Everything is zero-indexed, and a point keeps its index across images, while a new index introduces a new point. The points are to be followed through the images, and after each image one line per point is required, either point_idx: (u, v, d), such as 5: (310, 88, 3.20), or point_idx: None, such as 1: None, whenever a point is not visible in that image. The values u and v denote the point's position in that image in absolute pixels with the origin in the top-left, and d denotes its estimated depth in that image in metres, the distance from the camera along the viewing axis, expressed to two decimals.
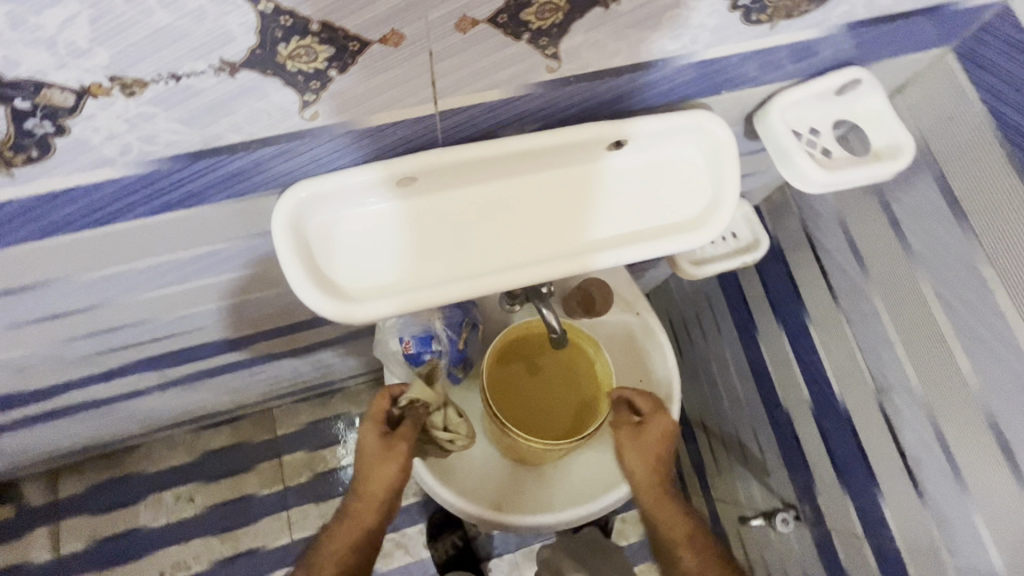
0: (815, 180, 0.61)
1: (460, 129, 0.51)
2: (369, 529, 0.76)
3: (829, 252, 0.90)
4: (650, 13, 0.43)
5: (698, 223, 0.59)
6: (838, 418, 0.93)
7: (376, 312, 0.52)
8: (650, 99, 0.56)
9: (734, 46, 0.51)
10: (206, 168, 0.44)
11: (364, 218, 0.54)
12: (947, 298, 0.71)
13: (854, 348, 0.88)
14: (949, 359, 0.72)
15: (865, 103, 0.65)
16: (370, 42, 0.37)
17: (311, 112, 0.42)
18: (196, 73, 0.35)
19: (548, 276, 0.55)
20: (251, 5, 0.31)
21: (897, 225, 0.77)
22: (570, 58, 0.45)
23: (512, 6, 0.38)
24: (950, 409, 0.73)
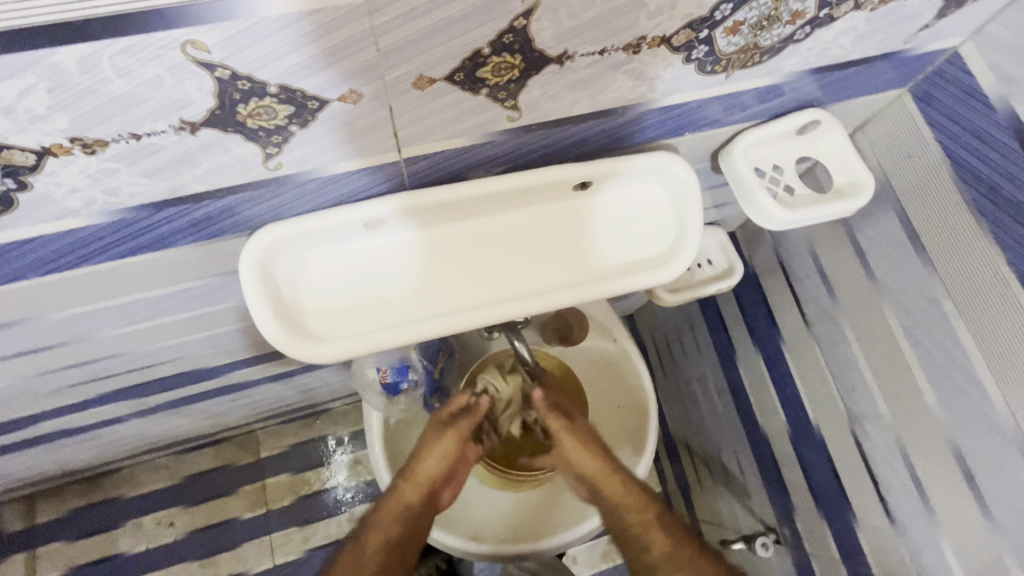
0: (776, 217, 0.63)
1: (427, 173, 0.52)
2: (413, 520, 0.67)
3: (802, 279, 0.91)
4: (606, 67, 0.44)
5: (663, 260, 0.60)
6: (815, 443, 0.94)
7: (346, 353, 0.53)
8: (615, 142, 0.58)
9: (693, 93, 0.53)
10: (172, 215, 0.45)
11: (333, 258, 0.55)
12: (911, 327, 0.73)
13: (827, 374, 0.89)
14: (915, 389, 0.73)
15: (826, 141, 0.67)
16: (329, 100, 0.38)
17: (275, 163, 0.43)
18: (157, 132, 0.36)
19: (514, 314, 0.56)
20: (208, 73, 0.33)
21: (863, 255, 0.79)
22: (529, 108, 0.46)
23: (468, 66, 0.39)
24: (917, 437, 0.74)
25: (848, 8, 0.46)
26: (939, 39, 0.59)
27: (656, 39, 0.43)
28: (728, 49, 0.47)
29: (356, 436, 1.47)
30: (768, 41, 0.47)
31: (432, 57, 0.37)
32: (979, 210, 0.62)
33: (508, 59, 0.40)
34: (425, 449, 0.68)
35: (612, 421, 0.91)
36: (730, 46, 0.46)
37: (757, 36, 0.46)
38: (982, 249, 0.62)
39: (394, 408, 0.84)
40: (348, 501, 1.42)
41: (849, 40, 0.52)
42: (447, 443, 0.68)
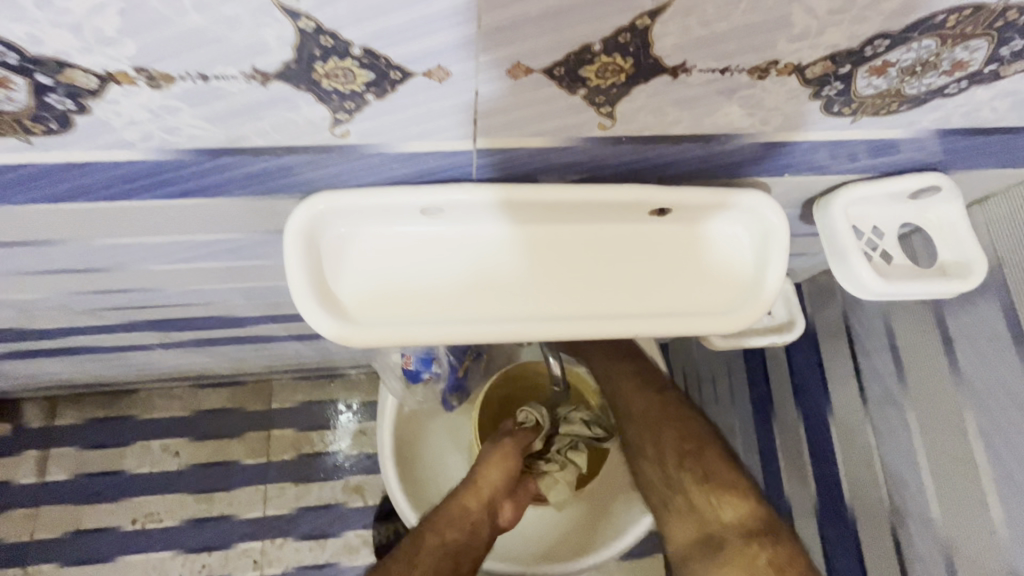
0: (868, 287, 0.56)
1: (496, 168, 0.48)
2: (473, 531, 0.65)
3: (868, 352, 0.83)
4: (722, 88, 0.39)
5: (732, 307, 0.54)
6: (844, 527, 0.87)
7: (380, 342, 0.50)
8: (706, 170, 0.52)
9: (807, 133, 0.47)
10: (227, 164, 0.43)
11: (382, 238, 0.52)
12: (993, 436, 0.65)
13: (875, 459, 0.81)
14: (981, 501, 0.66)
15: (939, 212, 0.59)
16: (413, 73, 0.34)
17: (341, 130, 0.39)
18: (226, 77, 0.33)
19: (562, 336, 0.52)
20: (290, 21, 0.29)
21: (949, 343, 0.71)
22: (625, 119, 0.41)
23: (572, 61, 0.35)
24: (970, 553, 0.67)
25: (1020, 66, 0.40)
26: None
27: (789, 66, 0.37)
28: (866, 91, 0.41)
29: (365, 406, 1.45)
30: (914, 90, 0.41)
31: (536, 45, 0.33)
32: None
33: (617, 61, 0.35)
34: (482, 461, 0.69)
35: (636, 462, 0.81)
36: (869, 88, 0.40)
37: (905, 81, 0.40)
38: None
39: (412, 396, 0.81)
40: (347, 468, 1.41)
41: (1005, 103, 0.45)
42: (505, 456, 0.69)
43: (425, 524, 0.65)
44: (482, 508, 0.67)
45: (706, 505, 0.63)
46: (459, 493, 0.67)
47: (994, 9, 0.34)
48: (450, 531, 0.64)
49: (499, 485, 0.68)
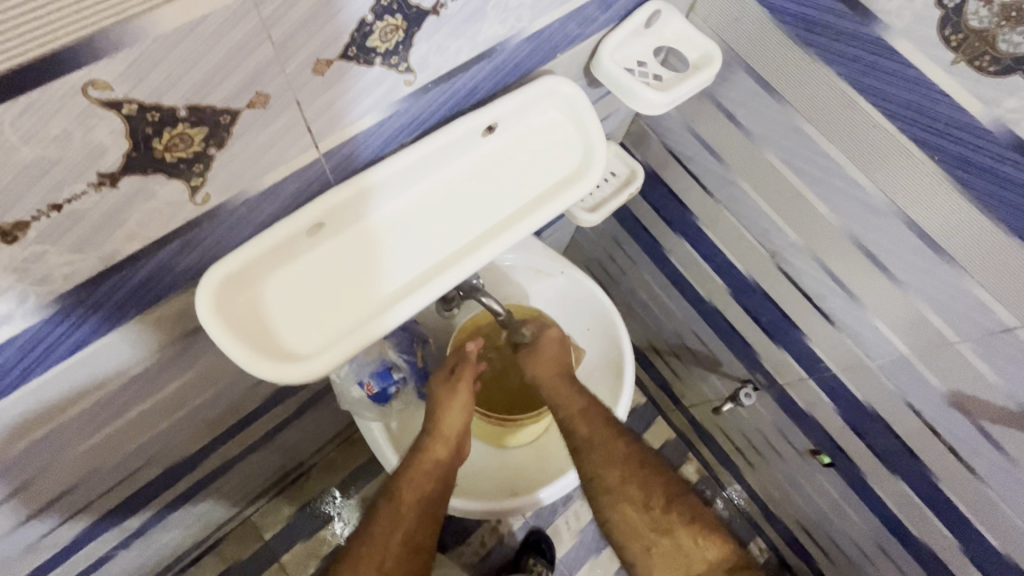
0: (658, 101, 0.71)
1: (348, 165, 0.53)
2: (443, 475, 0.76)
3: (693, 161, 1.02)
4: (474, 8, 0.47)
5: (583, 169, 0.65)
6: (753, 290, 1.08)
7: (336, 358, 0.53)
8: (502, 83, 0.61)
9: (552, 14, 0.58)
10: (113, 287, 0.43)
11: (285, 279, 0.54)
12: (790, 161, 0.85)
13: (741, 229, 1.02)
14: (810, 208, 0.86)
15: (670, 27, 0.75)
16: (238, 110, 0.38)
17: (202, 195, 0.42)
18: (77, 196, 0.34)
19: (480, 267, 0.59)
20: (115, 112, 0.32)
21: (733, 117, 0.89)
22: (421, 66, 0.49)
23: (357, 38, 0.41)
24: (825, 246, 0.88)
25: None
26: None
27: None
28: None
29: (354, 478, 1.40)
30: None
31: (323, 39, 0.38)
32: (804, 41, 0.72)
33: (391, 21, 0.42)
34: (444, 411, 0.77)
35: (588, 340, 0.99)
36: None
37: None
38: (818, 73, 0.73)
39: (391, 411, 0.86)
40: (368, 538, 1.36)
41: None
42: (465, 402, 0.77)
43: (400, 483, 0.74)
44: (448, 452, 0.76)
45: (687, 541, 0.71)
46: (425, 446, 0.75)
47: None
48: (432, 474, 0.75)
49: (460, 424, 0.77)
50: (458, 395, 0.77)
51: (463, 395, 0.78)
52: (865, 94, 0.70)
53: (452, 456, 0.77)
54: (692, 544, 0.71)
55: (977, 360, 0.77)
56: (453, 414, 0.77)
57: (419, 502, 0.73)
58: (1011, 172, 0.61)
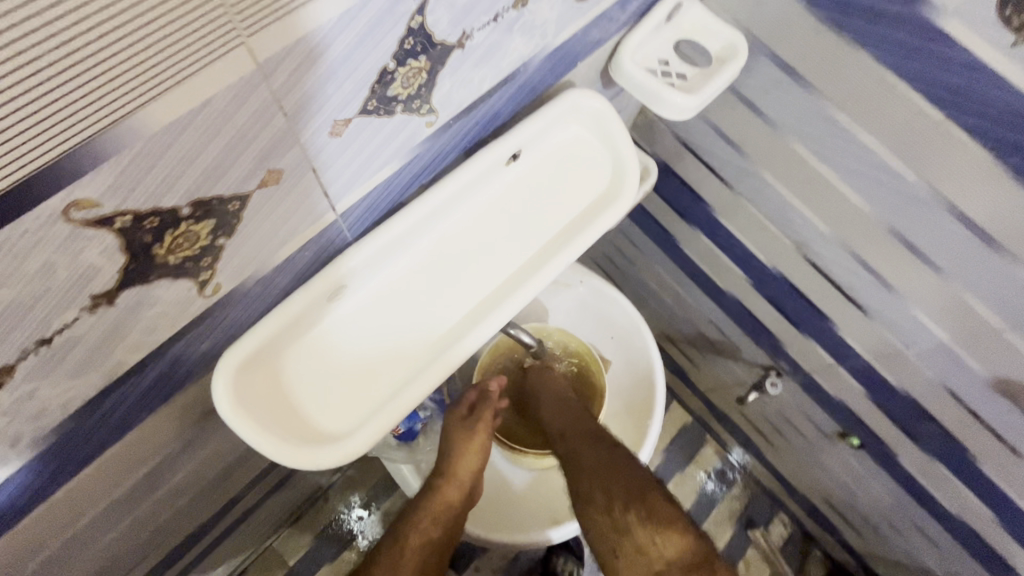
0: (689, 104, 0.64)
1: (366, 218, 0.46)
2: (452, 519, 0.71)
3: (709, 151, 0.97)
4: (500, 33, 0.41)
5: (614, 190, 0.60)
6: (776, 281, 1.04)
7: (372, 434, 0.48)
8: (523, 103, 0.55)
9: (577, 24, 0.51)
10: (120, 398, 0.38)
11: (306, 352, 0.48)
12: (820, 150, 0.80)
13: (762, 220, 0.97)
14: (841, 197, 0.82)
15: (688, 19, 0.68)
16: (248, 192, 0.32)
17: (212, 287, 0.36)
18: (69, 323, 0.28)
19: (518, 310, 0.54)
20: (107, 228, 0.26)
21: (754, 105, 0.83)
22: (444, 105, 0.42)
23: (378, 89, 0.34)
24: (858, 236, 0.84)
25: None
26: None
27: None
28: None
29: (376, 493, 1.30)
30: None
31: (341, 98, 0.32)
32: (838, 25, 0.66)
33: (415, 64, 0.35)
34: (461, 453, 0.72)
35: (612, 350, 0.94)
36: None
37: None
38: (853, 58, 0.68)
39: (420, 450, 0.81)
40: None
41: None
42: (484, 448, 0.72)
43: (405, 528, 0.68)
44: (460, 496, 0.71)
45: (650, 541, 0.58)
46: (437, 489, 0.70)
47: None
48: (440, 517, 0.70)
49: (473, 467, 0.72)
50: (476, 439, 0.72)
51: (480, 438, 0.73)
52: (908, 79, 0.64)
53: (463, 501, 0.72)
54: (650, 541, 0.58)
55: None
56: (468, 459, 0.71)
57: (425, 548, 0.68)
58: None
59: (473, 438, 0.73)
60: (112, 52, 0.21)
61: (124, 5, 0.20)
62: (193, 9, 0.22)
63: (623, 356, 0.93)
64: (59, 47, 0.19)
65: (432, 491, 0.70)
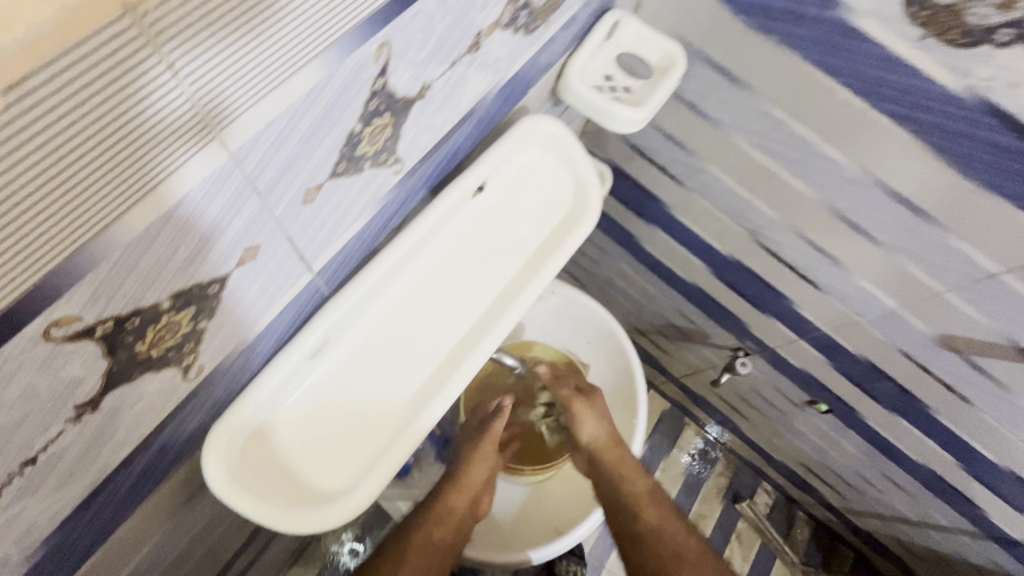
0: (637, 115, 0.67)
1: (341, 270, 0.46)
2: (461, 526, 0.68)
3: (658, 152, 1.00)
4: (457, 78, 0.41)
5: (579, 208, 0.61)
6: (735, 267, 1.09)
7: (373, 486, 0.48)
8: (482, 135, 0.56)
9: (526, 56, 0.52)
10: (108, 497, 0.36)
11: (295, 413, 0.47)
12: (762, 143, 0.84)
13: (716, 212, 1.01)
14: (786, 185, 0.86)
15: (627, 32, 0.71)
16: (227, 273, 0.31)
17: (196, 370, 0.35)
18: (54, 438, 0.27)
19: (503, 338, 0.55)
20: (87, 339, 0.25)
21: (696, 107, 0.87)
22: (409, 152, 0.42)
23: (346, 152, 0.34)
24: (806, 220, 0.88)
25: None
26: None
27: (489, 28, 0.41)
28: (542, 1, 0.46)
29: None
30: None
31: (312, 167, 0.32)
32: (765, 29, 0.70)
33: (379, 122, 0.35)
34: (473, 457, 0.72)
35: (590, 352, 0.96)
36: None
37: None
38: (782, 58, 0.72)
39: (415, 484, 0.80)
40: None
41: None
42: (493, 451, 0.73)
43: (412, 527, 0.65)
44: (469, 503, 0.70)
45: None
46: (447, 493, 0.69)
47: None
48: (448, 522, 0.67)
49: (484, 473, 0.72)
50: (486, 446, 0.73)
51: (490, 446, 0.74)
52: (833, 73, 0.69)
53: (470, 510, 0.70)
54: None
55: (966, 306, 0.78)
56: (479, 463, 0.72)
57: (432, 554, 0.64)
58: (985, 134, 0.62)
59: (481, 448, 0.73)
60: (83, 179, 0.20)
61: (90, 135, 0.19)
62: (159, 121, 0.21)
63: (601, 358, 0.95)
64: (31, 194, 0.19)
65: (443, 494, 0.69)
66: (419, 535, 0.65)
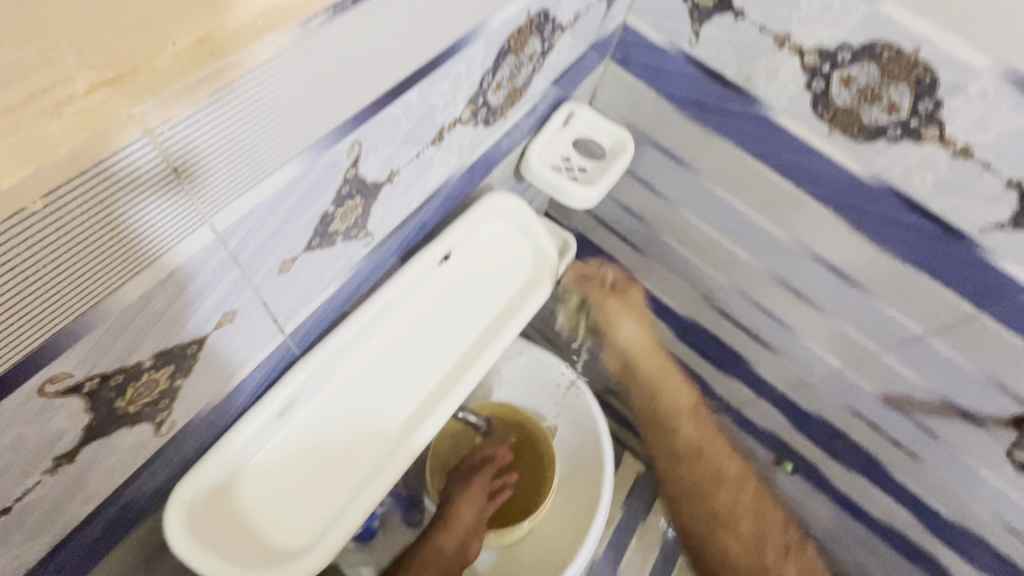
0: (591, 195, 0.75)
1: (313, 332, 0.50)
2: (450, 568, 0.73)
3: (618, 222, 1.08)
4: (422, 164, 0.48)
5: (537, 275, 0.67)
6: (695, 329, 1.15)
7: (335, 540, 0.50)
8: (448, 210, 0.62)
9: (487, 142, 0.60)
10: (69, 552, 0.37)
11: (260, 469, 0.49)
12: (708, 216, 0.92)
13: (674, 277, 1.08)
14: (732, 254, 0.94)
15: (583, 120, 0.80)
16: (206, 335, 0.35)
17: (168, 425, 0.37)
18: (29, 488, 0.29)
19: (462, 398, 0.59)
20: (76, 393, 0.28)
21: (649, 183, 0.96)
22: (378, 227, 0.48)
23: (320, 228, 0.39)
24: (754, 284, 0.95)
25: (559, 32, 0.57)
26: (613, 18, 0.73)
27: (451, 123, 0.47)
28: (499, 99, 0.54)
29: None
30: (522, 80, 0.56)
31: (289, 243, 0.36)
32: (701, 120, 0.80)
33: (350, 203, 0.40)
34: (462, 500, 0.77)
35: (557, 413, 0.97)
36: (499, 97, 0.54)
37: (515, 81, 0.54)
38: (718, 144, 0.81)
39: (380, 549, 0.80)
40: None
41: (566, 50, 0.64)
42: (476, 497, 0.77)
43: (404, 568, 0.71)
44: (455, 546, 0.74)
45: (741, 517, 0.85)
46: (436, 535, 0.74)
47: (527, 22, 0.48)
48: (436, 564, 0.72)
49: (472, 515, 0.77)
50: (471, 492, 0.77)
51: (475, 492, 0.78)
52: (763, 159, 0.78)
53: (457, 552, 0.74)
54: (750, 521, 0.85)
55: (902, 366, 0.84)
56: (465, 507, 0.76)
57: None
58: (895, 214, 0.71)
59: (468, 492, 0.78)
60: (90, 262, 0.24)
61: (101, 230, 0.23)
62: (158, 220, 0.26)
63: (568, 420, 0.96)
64: (53, 269, 0.23)
65: (431, 535, 0.74)
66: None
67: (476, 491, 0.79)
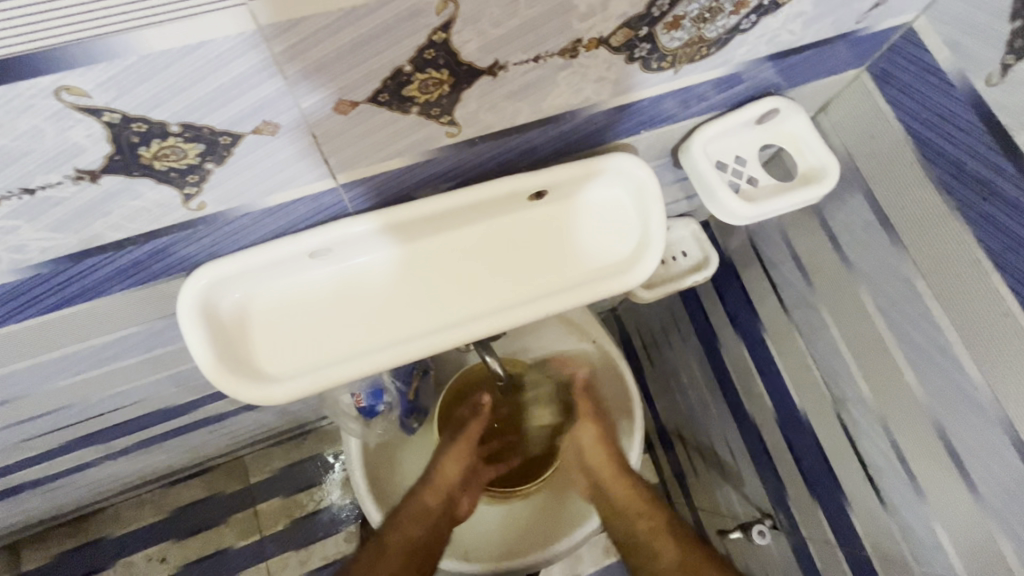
0: (739, 212, 0.62)
1: (370, 197, 0.49)
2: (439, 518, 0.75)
3: (776, 266, 0.83)
4: (541, 74, 0.42)
5: (633, 258, 0.57)
6: (802, 429, 0.83)
7: (300, 389, 0.49)
8: (567, 147, 0.55)
9: (641, 93, 0.51)
10: (97, 263, 0.43)
11: (277, 293, 0.51)
12: (888, 307, 0.66)
13: (810, 361, 0.79)
14: (895, 368, 0.66)
15: (787, 127, 0.65)
16: (242, 134, 0.35)
17: (197, 203, 0.40)
18: (52, 184, 0.34)
19: (481, 334, 0.53)
20: (94, 118, 0.30)
21: (835, 239, 0.72)
22: (468, 122, 0.44)
23: (391, 85, 0.36)
24: (898, 416, 0.66)
25: None
26: (891, 17, 0.54)
27: (592, 41, 0.40)
28: (672, 44, 0.45)
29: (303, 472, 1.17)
30: (714, 33, 0.45)
31: (347, 81, 0.34)
32: (944, 186, 0.57)
33: (435, 75, 0.37)
34: (443, 459, 0.77)
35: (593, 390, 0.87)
36: (673, 41, 0.44)
37: (701, 29, 0.44)
38: (947, 224, 0.58)
39: (373, 431, 0.81)
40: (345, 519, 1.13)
41: (799, 24, 0.50)
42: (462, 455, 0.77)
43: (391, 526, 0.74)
44: (441, 504, 0.76)
45: None
46: (422, 491, 0.76)
47: None
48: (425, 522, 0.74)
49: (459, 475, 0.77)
50: (455, 447, 0.78)
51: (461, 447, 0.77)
52: None
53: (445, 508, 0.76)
54: None
55: None
56: (450, 464, 0.76)
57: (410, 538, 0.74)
58: None
59: (453, 447, 0.78)
60: None
61: None
62: None
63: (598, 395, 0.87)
64: None
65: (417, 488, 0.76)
66: (397, 526, 0.74)
67: (462, 451, 0.77)
